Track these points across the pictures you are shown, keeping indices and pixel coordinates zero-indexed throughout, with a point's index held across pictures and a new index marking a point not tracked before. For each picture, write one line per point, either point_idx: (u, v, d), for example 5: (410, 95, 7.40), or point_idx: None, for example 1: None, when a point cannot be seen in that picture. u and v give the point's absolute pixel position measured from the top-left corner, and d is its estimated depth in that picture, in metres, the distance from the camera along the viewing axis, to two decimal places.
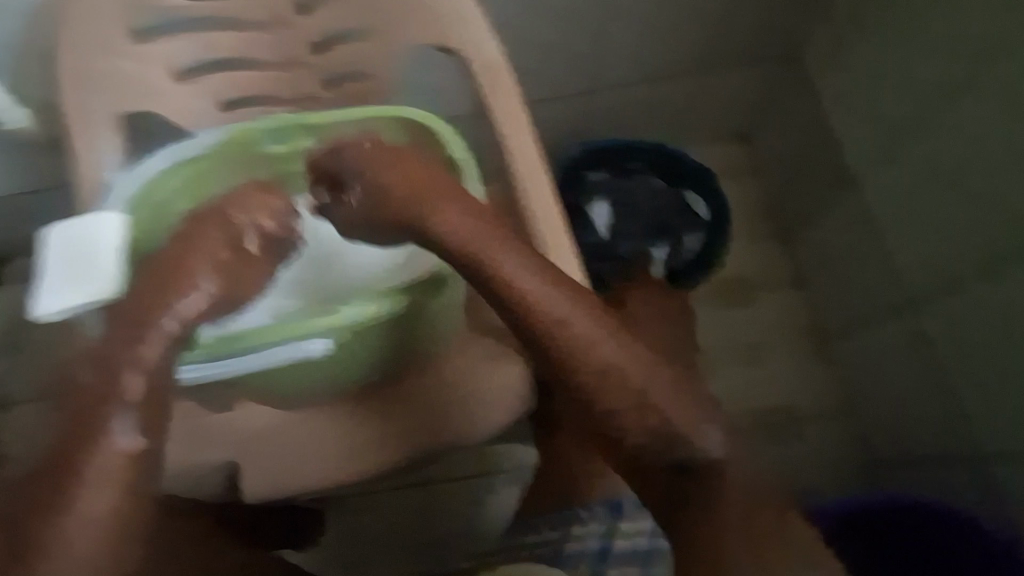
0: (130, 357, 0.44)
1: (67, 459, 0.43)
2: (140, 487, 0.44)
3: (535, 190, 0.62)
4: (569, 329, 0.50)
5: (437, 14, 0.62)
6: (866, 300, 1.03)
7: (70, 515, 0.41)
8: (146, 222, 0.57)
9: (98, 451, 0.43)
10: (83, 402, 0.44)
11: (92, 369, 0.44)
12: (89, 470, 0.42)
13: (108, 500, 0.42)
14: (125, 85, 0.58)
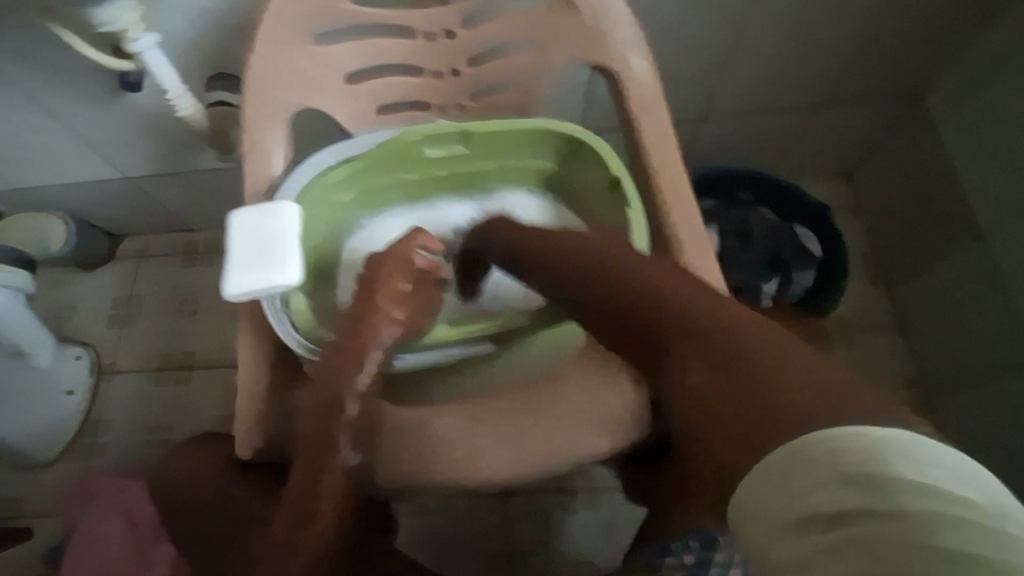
0: (353, 379, 0.47)
1: (308, 470, 0.45)
2: (349, 505, 0.47)
3: (680, 212, 0.62)
4: (625, 267, 0.48)
5: (596, 34, 0.63)
6: (980, 356, 1.00)
7: (306, 533, 0.43)
8: (332, 206, 0.62)
9: (328, 472, 0.45)
10: (330, 413, 0.46)
11: (331, 375, 0.47)
12: (320, 491, 0.44)
13: (332, 517, 0.45)
14: (302, 89, 0.61)
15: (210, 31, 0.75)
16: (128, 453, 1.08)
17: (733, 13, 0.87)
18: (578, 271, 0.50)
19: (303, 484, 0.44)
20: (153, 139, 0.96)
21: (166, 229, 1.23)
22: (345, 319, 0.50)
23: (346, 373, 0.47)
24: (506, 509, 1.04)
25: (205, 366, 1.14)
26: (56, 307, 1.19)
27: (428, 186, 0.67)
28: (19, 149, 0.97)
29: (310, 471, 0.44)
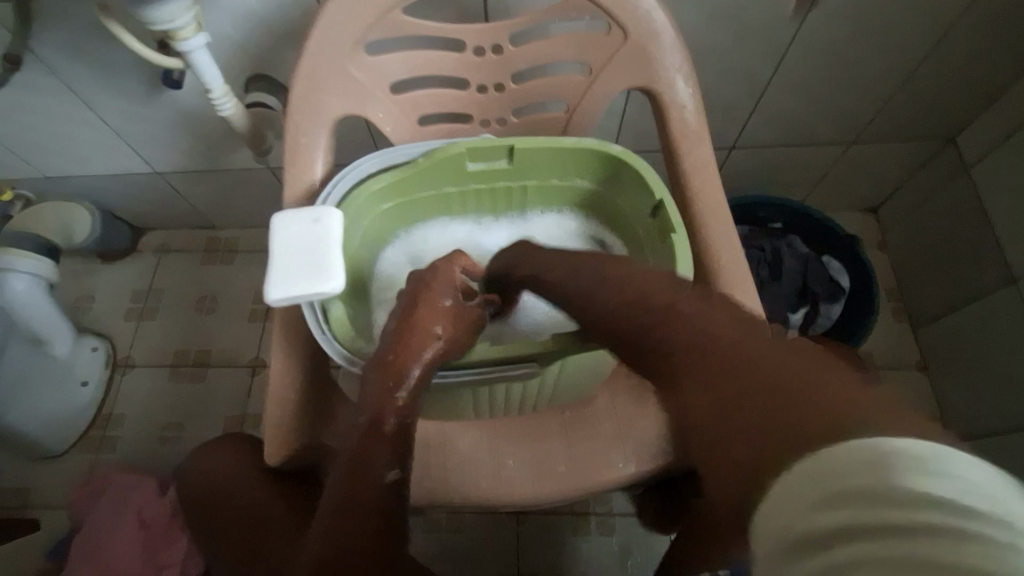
0: (392, 396, 0.46)
1: (346, 482, 0.44)
2: (396, 521, 0.45)
3: (723, 242, 0.61)
4: (633, 278, 0.41)
5: (646, 58, 0.62)
6: (1007, 402, 0.98)
7: (347, 557, 0.43)
8: (370, 219, 0.61)
9: (365, 492, 0.44)
10: (369, 429, 0.45)
11: (373, 389, 0.47)
12: (357, 511, 0.43)
13: (370, 537, 0.43)
14: (347, 96, 0.60)
15: (256, 35, 0.75)
16: (138, 448, 1.07)
17: (778, 46, 0.87)
18: (587, 289, 0.43)
19: (341, 496, 0.44)
20: (187, 136, 0.96)
21: (189, 225, 1.23)
22: (389, 335, 0.50)
23: (386, 391, 0.46)
24: (518, 528, 1.02)
25: (221, 365, 1.13)
26: (76, 298, 1.19)
27: (466, 203, 0.66)
28: (53, 140, 0.97)
29: (349, 487, 0.44)
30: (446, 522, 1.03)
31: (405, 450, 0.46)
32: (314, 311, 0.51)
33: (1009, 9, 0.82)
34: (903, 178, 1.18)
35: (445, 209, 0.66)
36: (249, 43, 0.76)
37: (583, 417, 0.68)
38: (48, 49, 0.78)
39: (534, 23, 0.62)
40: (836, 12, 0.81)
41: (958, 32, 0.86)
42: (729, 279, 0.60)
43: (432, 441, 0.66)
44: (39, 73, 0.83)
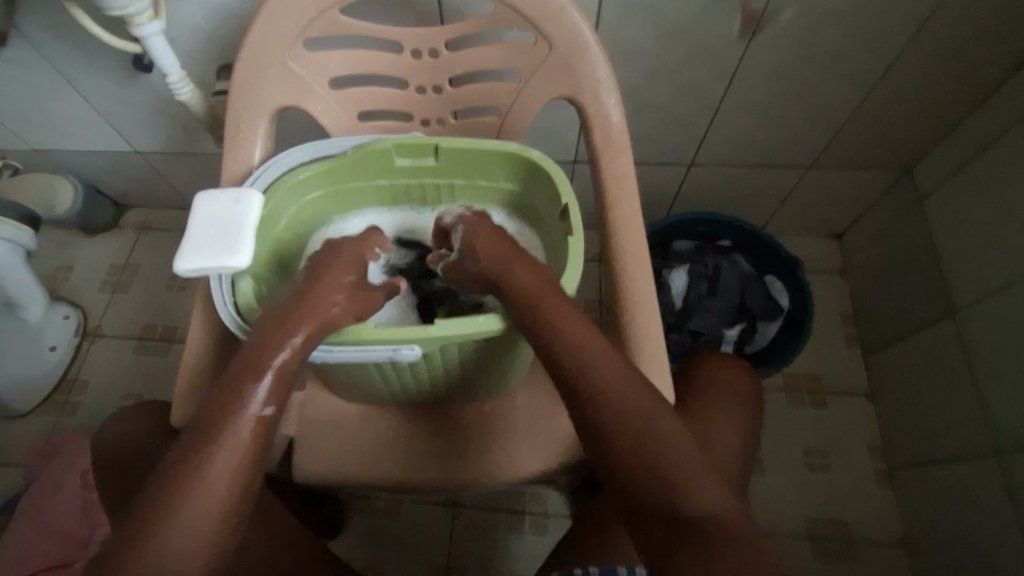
0: (269, 358, 0.48)
1: (218, 411, 0.46)
2: (261, 454, 0.48)
3: (630, 248, 0.65)
4: (657, 422, 0.49)
5: (572, 71, 0.65)
6: (941, 429, 1.00)
7: (205, 472, 0.45)
8: (298, 203, 0.64)
9: (237, 418, 0.46)
10: (245, 373, 0.47)
11: (256, 345, 0.49)
12: (227, 433, 0.46)
13: (239, 458, 0.46)
14: (287, 88, 0.65)
15: (223, 26, 0.79)
16: (98, 414, 1.11)
17: (729, 72, 0.89)
18: (619, 408, 0.50)
19: (204, 427, 0.46)
20: (163, 119, 1.01)
21: (169, 205, 1.28)
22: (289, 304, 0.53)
23: (267, 345, 0.49)
24: (452, 522, 1.04)
25: (184, 341, 1.17)
26: (54, 267, 1.24)
27: (396, 196, 0.70)
28: (38, 114, 1.02)
29: (213, 419, 0.46)
30: (383, 511, 1.05)
31: (282, 404, 0.49)
32: (222, 285, 0.54)
33: (955, 46, 0.83)
34: (864, 206, 1.20)
35: (375, 199, 0.70)
36: (216, 36, 0.81)
37: (499, 411, 0.71)
38: (30, 27, 0.83)
39: (469, 30, 0.65)
40: (783, 38, 0.83)
41: (907, 66, 0.88)
42: (631, 285, 0.64)
43: (345, 420, 0.70)
44: (21, 49, 0.87)
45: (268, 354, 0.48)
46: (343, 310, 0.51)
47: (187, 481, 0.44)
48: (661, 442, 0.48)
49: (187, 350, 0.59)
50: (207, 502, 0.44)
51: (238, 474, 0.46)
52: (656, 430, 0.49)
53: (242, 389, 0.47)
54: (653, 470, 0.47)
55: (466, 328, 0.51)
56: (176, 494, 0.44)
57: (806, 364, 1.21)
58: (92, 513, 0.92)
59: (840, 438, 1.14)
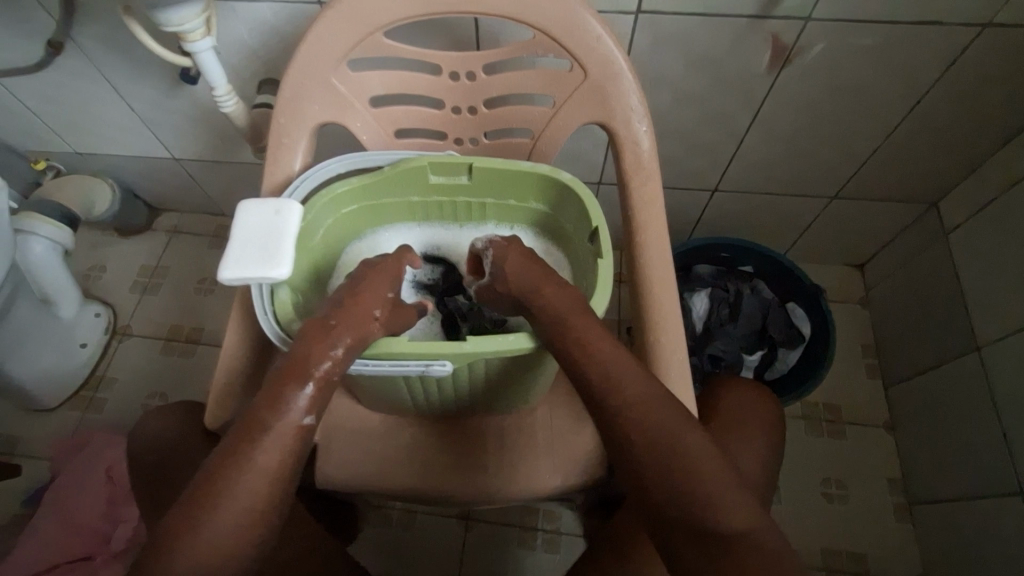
0: (310, 364, 0.50)
1: (262, 412, 0.48)
2: (299, 458, 0.49)
3: (658, 271, 0.66)
4: (685, 439, 0.50)
5: (604, 97, 0.67)
6: (964, 466, 0.98)
7: (247, 469, 0.46)
8: (334, 217, 0.66)
9: (281, 419, 0.48)
10: (286, 377, 0.49)
11: (297, 352, 0.50)
12: (270, 434, 0.48)
13: (279, 460, 0.48)
14: (329, 105, 0.67)
15: (268, 42, 0.83)
16: (123, 411, 1.14)
17: (756, 102, 0.91)
18: (647, 425, 0.50)
19: (248, 427, 0.48)
20: (202, 129, 1.05)
21: (202, 211, 1.32)
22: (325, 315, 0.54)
23: (308, 353, 0.50)
24: (464, 535, 1.05)
25: (209, 344, 1.20)
26: (88, 267, 1.28)
27: (428, 212, 0.71)
28: (84, 120, 1.06)
29: (257, 419, 0.48)
30: (395, 520, 1.06)
31: (321, 411, 0.51)
32: (262, 294, 0.56)
33: (985, 83, 0.84)
34: (889, 237, 1.19)
35: (408, 215, 0.72)
36: (261, 51, 0.84)
37: (520, 425, 0.71)
38: (85, 39, 0.87)
39: (507, 55, 0.67)
40: (811, 70, 0.84)
41: (935, 103, 0.88)
42: (657, 306, 0.65)
43: (370, 429, 0.71)
44: (75, 59, 0.91)
45: (311, 359, 0.50)
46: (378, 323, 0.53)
47: (229, 477, 0.46)
48: (689, 457, 0.49)
49: (224, 355, 0.61)
50: (250, 497, 0.46)
51: (278, 473, 0.48)
52: (684, 445, 0.50)
53: (285, 392, 0.49)
54: (682, 485, 0.48)
55: (497, 345, 0.52)
56: (219, 487, 0.46)
57: (825, 394, 1.20)
58: (115, 508, 0.95)
59: (859, 469, 1.13)
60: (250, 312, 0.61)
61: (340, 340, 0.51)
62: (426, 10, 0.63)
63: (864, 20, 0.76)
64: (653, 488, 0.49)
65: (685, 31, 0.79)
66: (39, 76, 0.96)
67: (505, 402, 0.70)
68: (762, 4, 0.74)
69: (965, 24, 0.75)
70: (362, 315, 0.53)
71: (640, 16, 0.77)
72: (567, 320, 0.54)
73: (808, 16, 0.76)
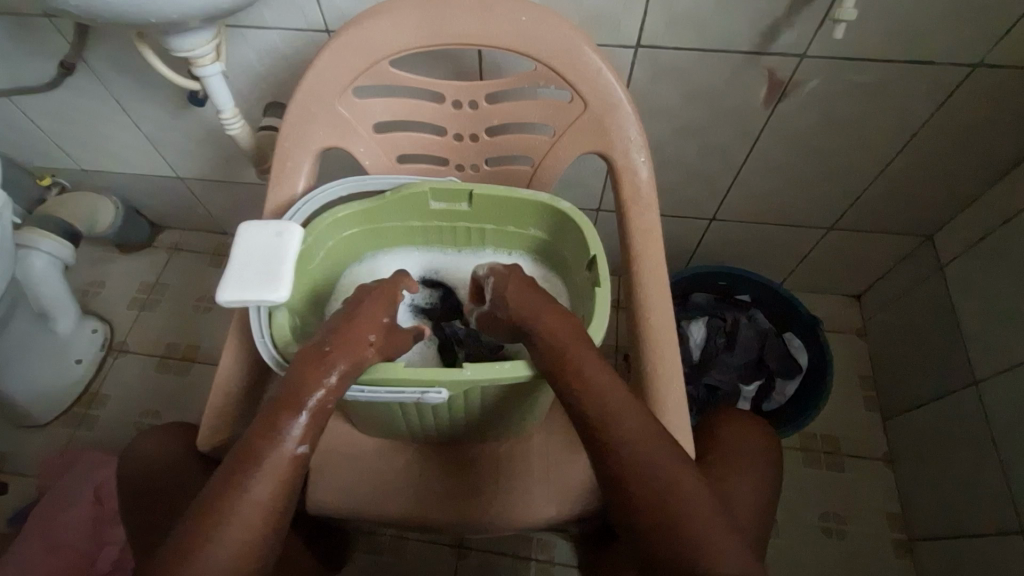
0: (307, 394, 0.50)
1: (257, 441, 0.48)
2: (294, 488, 0.49)
3: (655, 300, 0.66)
4: (679, 480, 0.50)
5: (604, 127, 0.68)
6: (963, 501, 0.98)
7: (241, 500, 0.46)
8: (334, 239, 0.67)
9: (276, 449, 0.48)
10: (281, 406, 0.49)
11: (293, 380, 0.50)
12: (264, 464, 0.48)
13: (272, 491, 0.47)
14: (333, 131, 0.69)
15: (276, 67, 0.85)
16: (114, 429, 1.13)
17: (753, 136, 0.92)
18: (642, 463, 0.50)
19: (244, 457, 0.48)
20: (207, 149, 1.06)
21: (204, 229, 1.33)
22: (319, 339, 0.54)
23: (305, 381, 0.50)
24: (457, 563, 1.03)
25: (205, 362, 1.20)
26: (88, 282, 1.28)
27: (428, 237, 0.72)
28: (92, 138, 1.08)
29: (252, 450, 0.48)
30: (387, 547, 1.04)
31: (317, 439, 0.51)
32: (260, 317, 0.56)
33: (976, 121, 0.86)
34: (885, 269, 1.20)
35: (408, 239, 0.72)
36: (269, 76, 0.86)
37: (514, 453, 0.71)
38: (97, 61, 0.89)
39: (509, 86, 0.69)
40: (807, 105, 0.86)
41: (928, 140, 0.90)
42: (654, 336, 0.65)
43: (364, 454, 0.71)
44: (85, 79, 0.93)
45: (307, 389, 0.50)
46: (372, 349, 0.53)
47: (222, 508, 0.46)
48: (684, 498, 0.49)
49: (220, 379, 0.60)
50: (243, 530, 0.46)
51: (271, 504, 0.47)
52: (680, 485, 0.49)
53: (281, 422, 0.49)
54: (677, 526, 0.48)
55: (493, 371, 0.52)
56: (212, 521, 0.45)
57: (823, 425, 1.19)
58: (101, 530, 0.93)
59: (857, 504, 1.12)
60: (248, 333, 0.61)
61: (337, 369, 0.51)
62: (431, 41, 0.65)
63: (858, 58, 0.78)
64: (648, 527, 0.49)
65: (683, 65, 0.81)
66: (50, 95, 0.97)
67: (500, 429, 0.70)
68: (758, 41, 0.77)
69: (956, 65, 0.78)
70: (359, 341, 0.53)
71: (639, 50, 0.79)
72: (564, 350, 0.54)
73: (803, 54, 0.78)
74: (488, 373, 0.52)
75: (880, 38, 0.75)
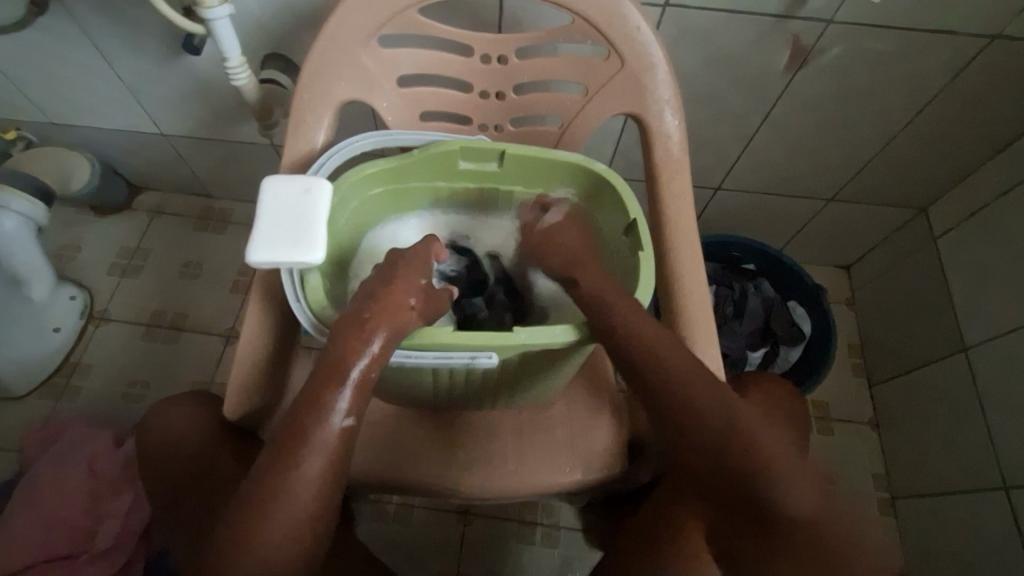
0: (350, 365, 0.47)
1: (306, 415, 0.47)
2: (344, 459, 0.48)
3: (689, 267, 0.66)
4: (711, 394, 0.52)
5: (639, 86, 0.66)
6: (947, 460, 1.03)
7: (295, 475, 0.45)
8: (360, 199, 0.64)
9: (324, 423, 0.46)
10: (325, 378, 0.47)
11: (335, 353, 0.48)
12: (314, 437, 0.46)
13: (324, 465, 0.46)
14: (355, 84, 0.64)
15: (279, 12, 0.78)
16: (101, 400, 1.07)
17: (769, 103, 0.92)
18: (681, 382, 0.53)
19: (293, 430, 0.46)
20: (195, 103, 0.99)
21: (187, 191, 1.25)
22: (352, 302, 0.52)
23: (346, 352, 0.48)
24: (464, 530, 1.03)
25: (195, 331, 1.14)
26: (61, 246, 1.20)
27: (454, 199, 0.70)
28: (66, 88, 0.99)
29: (301, 423, 0.46)
30: (392, 515, 1.04)
31: (362, 403, 0.49)
32: (292, 280, 0.53)
33: (987, 94, 0.87)
34: (877, 241, 1.23)
35: (433, 201, 0.69)
36: (271, 24, 0.80)
37: (540, 421, 0.70)
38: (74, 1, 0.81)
39: (541, 40, 0.66)
40: (825, 72, 0.86)
41: (938, 111, 0.91)
42: (692, 304, 0.64)
43: (385, 426, 0.69)
44: (60, 20, 0.85)
45: (350, 359, 0.47)
46: (412, 313, 0.51)
47: (276, 484, 0.45)
48: (786, 485, 0.47)
49: (243, 347, 0.57)
50: (301, 507, 0.45)
51: (324, 479, 0.46)
52: (782, 472, 0.47)
53: (327, 396, 0.47)
54: (776, 523, 0.46)
55: (543, 335, 0.51)
56: (270, 500, 0.45)
57: (814, 392, 1.23)
58: (98, 505, 0.89)
59: (845, 466, 1.17)
60: (273, 297, 0.58)
61: (378, 339, 0.48)
62: None
63: (883, 25, 0.78)
64: (749, 522, 0.47)
65: (709, 27, 0.79)
66: (17, 36, 0.88)
67: (529, 396, 0.69)
68: (787, 5, 0.75)
69: (975, 34, 0.78)
70: (401, 305, 0.51)
71: (667, 10, 0.76)
72: (608, 315, 0.55)
73: (830, 19, 0.77)
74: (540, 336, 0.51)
75: (906, 4, 0.75)
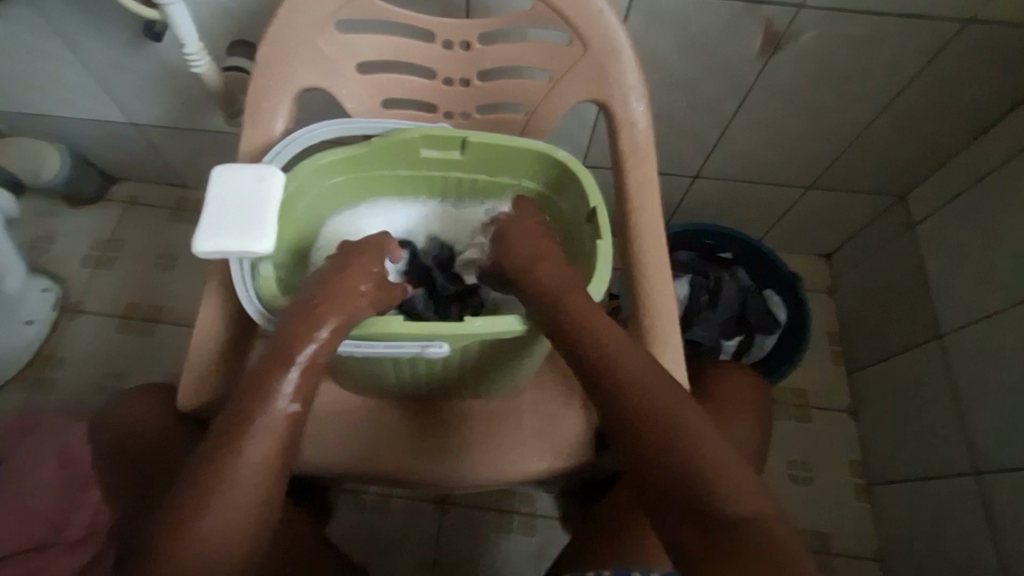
0: (297, 352, 0.47)
1: (251, 401, 0.46)
2: (292, 445, 0.48)
3: (653, 256, 0.65)
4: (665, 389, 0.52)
5: (603, 72, 0.65)
6: (921, 445, 1.04)
7: (239, 458, 0.45)
8: (320, 186, 0.63)
9: (271, 408, 0.46)
10: (273, 365, 0.47)
11: (284, 340, 0.48)
12: (260, 422, 0.46)
13: (270, 449, 0.46)
14: (313, 70, 0.63)
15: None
16: (76, 392, 1.07)
17: (743, 90, 0.91)
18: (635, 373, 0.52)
19: (238, 415, 0.46)
20: (164, 91, 0.98)
21: (162, 181, 1.24)
22: (304, 292, 0.51)
23: (295, 341, 0.48)
24: (441, 519, 1.03)
25: (171, 321, 1.14)
26: (34, 237, 1.19)
27: (418, 186, 0.69)
28: (31, 76, 0.97)
29: (247, 408, 0.46)
30: (370, 505, 1.04)
31: (312, 391, 0.49)
32: (242, 269, 0.53)
33: (962, 79, 0.86)
34: (857, 229, 1.23)
35: (395, 189, 0.69)
36: (233, 10, 0.79)
37: (505, 410, 0.70)
38: None
39: (504, 25, 0.65)
40: (798, 58, 0.85)
41: (913, 97, 0.91)
42: (655, 294, 0.64)
43: (350, 415, 0.68)
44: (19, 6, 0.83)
45: (297, 347, 0.47)
46: (364, 303, 0.51)
47: (219, 468, 0.45)
48: (732, 489, 0.47)
49: (198, 337, 0.57)
50: (246, 491, 0.45)
51: (271, 464, 0.46)
52: (728, 475, 0.48)
53: (273, 382, 0.47)
54: (720, 520, 0.46)
55: (496, 322, 0.50)
56: (215, 484, 0.45)
57: (793, 380, 1.24)
58: None
59: (822, 452, 1.18)
60: (228, 287, 0.57)
61: (327, 327, 0.48)
62: None
63: (855, 10, 0.77)
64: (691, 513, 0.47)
65: (680, 12, 0.78)
66: None
67: (493, 386, 0.69)
68: None
69: (948, 19, 0.77)
70: (353, 293, 0.50)
71: None
72: (565, 303, 0.55)
73: (802, 4, 0.76)
74: (492, 325, 0.50)
75: None
